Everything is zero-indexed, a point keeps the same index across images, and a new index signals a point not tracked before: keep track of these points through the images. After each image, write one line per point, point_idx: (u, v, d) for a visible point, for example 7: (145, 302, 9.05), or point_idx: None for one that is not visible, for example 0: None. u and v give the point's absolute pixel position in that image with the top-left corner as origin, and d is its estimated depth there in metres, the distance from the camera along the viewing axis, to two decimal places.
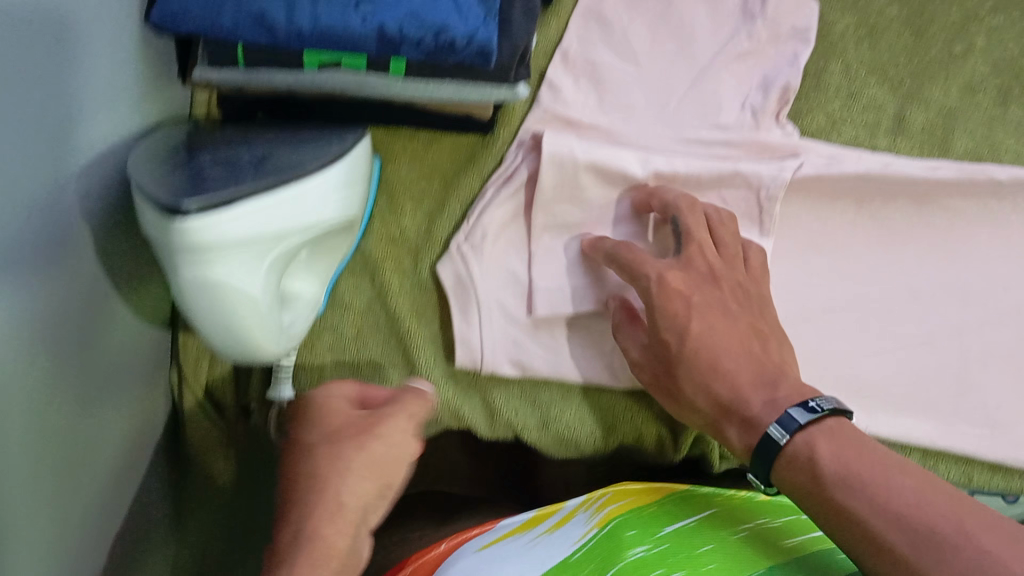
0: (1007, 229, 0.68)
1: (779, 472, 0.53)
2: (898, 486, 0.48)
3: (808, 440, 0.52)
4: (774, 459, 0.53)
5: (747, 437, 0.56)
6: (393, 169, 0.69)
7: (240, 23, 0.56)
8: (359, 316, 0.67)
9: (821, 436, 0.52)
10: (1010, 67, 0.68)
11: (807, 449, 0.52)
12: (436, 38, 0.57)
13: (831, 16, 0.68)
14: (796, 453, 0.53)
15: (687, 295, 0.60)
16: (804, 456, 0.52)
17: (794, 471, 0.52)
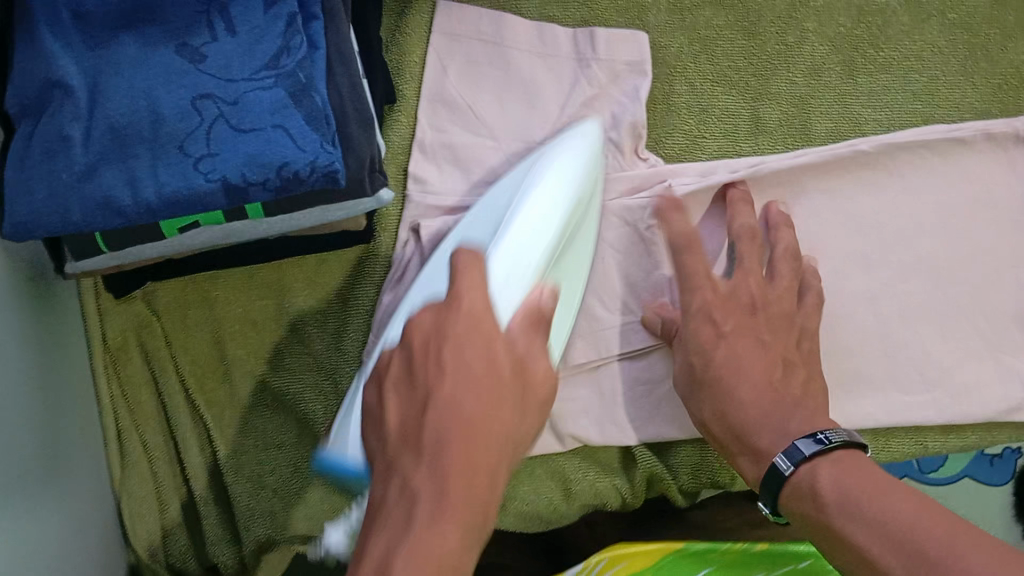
0: (896, 193, 0.67)
1: (787, 502, 0.54)
2: (883, 505, 0.48)
3: (811, 468, 0.53)
4: (781, 490, 0.54)
5: (758, 466, 0.57)
6: (290, 301, 0.70)
7: (89, 213, 0.54)
8: (294, 454, 0.70)
9: (825, 465, 0.53)
10: (847, 39, 0.69)
11: (810, 475, 0.53)
12: (281, 173, 0.56)
13: (663, 43, 0.69)
14: (801, 483, 0.53)
15: (718, 323, 0.61)
16: (808, 485, 0.53)
17: (799, 501, 0.53)
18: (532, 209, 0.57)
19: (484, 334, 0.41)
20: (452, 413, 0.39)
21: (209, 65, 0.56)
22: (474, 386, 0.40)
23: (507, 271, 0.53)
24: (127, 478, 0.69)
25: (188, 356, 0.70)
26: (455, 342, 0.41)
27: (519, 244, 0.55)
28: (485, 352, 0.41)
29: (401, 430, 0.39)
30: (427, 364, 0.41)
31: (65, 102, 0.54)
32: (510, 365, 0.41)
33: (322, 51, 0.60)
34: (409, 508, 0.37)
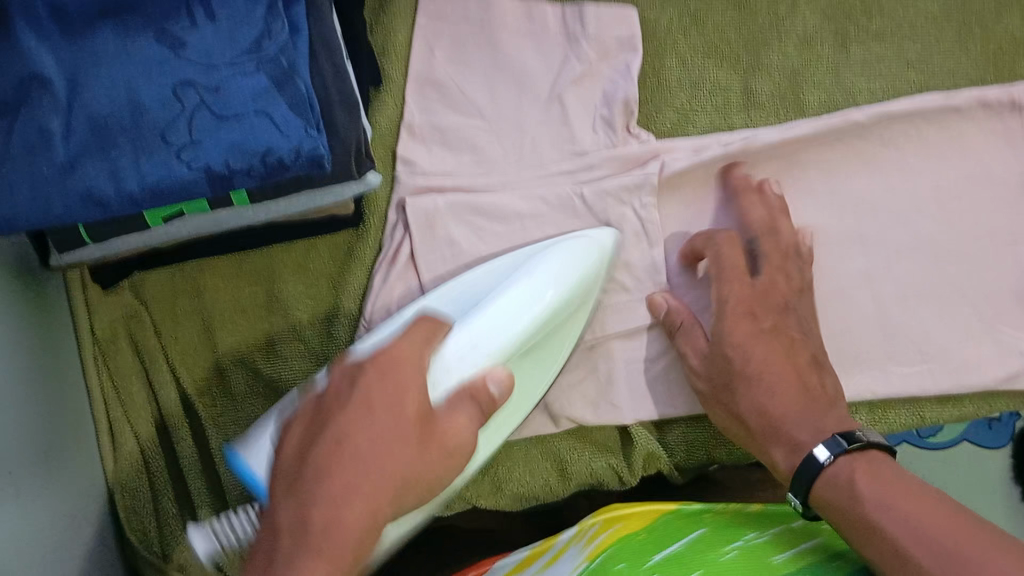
0: (891, 165, 0.66)
1: (818, 493, 0.53)
2: (917, 508, 0.48)
3: (851, 461, 0.53)
4: (812, 484, 0.54)
5: (791, 458, 0.56)
6: (279, 288, 0.69)
7: (72, 207, 0.52)
8: None
9: (864, 462, 0.52)
10: (838, 9, 0.68)
11: (848, 470, 0.52)
12: (265, 161, 0.54)
13: (652, 17, 0.68)
14: (835, 477, 0.53)
15: (757, 319, 0.60)
16: (846, 478, 0.52)
17: (833, 491, 0.52)
18: (513, 292, 0.55)
19: (389, 376, 0.45)
20: (340, 444, 0.42)
21: (189, 51, 0.54)
22: (377, 425, 0.43)
23: (466, 347, 0.51)
24: (120, 471, 0.68)
25: (178, 347, 0.69)
26: (376, 378, 0.45)
27: (485, 328, 0.52)
28: (388, 404, 0.44)
29: (296, 453, 0.44)
30: (367, 387, 0.45)
31: (44, 97, 0.51)
32: (417, 413, 0.44)
33: (305, 36, 0.58)
34: (289, 554, 0.40)
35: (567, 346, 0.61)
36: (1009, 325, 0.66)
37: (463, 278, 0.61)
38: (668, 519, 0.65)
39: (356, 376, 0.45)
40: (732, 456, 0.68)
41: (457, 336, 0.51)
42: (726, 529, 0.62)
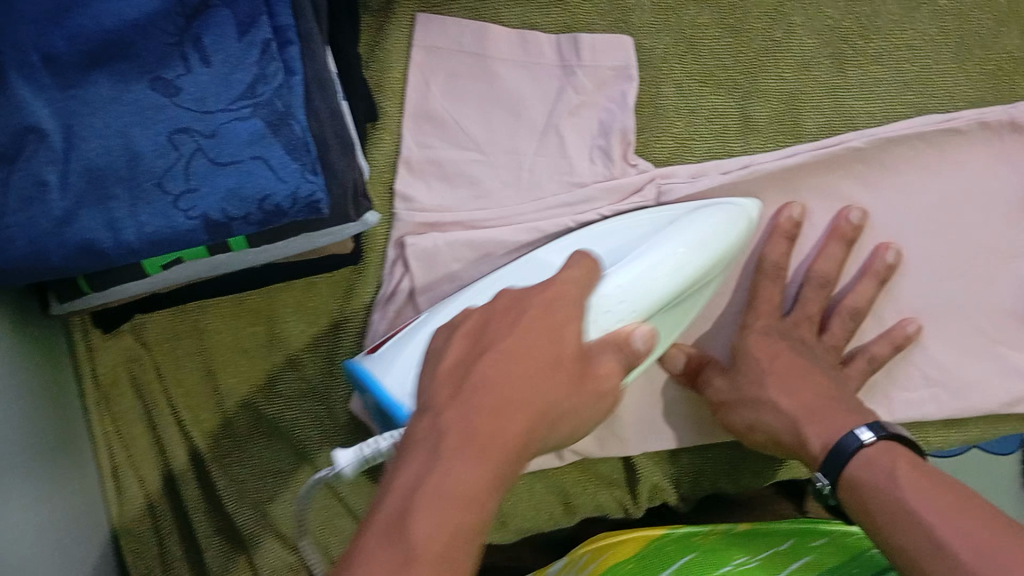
0: (892, 189, 0.65)
1: (853, 475, 0.53)
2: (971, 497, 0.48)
3: (887, 448, 0.53)
4: (841, 477, 0.54)
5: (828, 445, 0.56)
6: (281, 328, 0.69)
7: (70, 257, 0.52)
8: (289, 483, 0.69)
9: (899, 451, 0.52)
10: (835, 32, 0.67)
11: (886, 457, 0.52)
12: (262, 207, 0.53)
13: (649, 44, 0.67)
14: (872, 463, 0.52)
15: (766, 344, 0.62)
16: (883, 461, 0.52)
17: (869, 472, 0.52)
18: (646, 259, 0.55)
19: (554, 314, 0.43)
20: (479, 386, 0.39)
21: (185, 97, 0.53)
22: (532, 354, 0.41)
23: (612, 301, 0.52)
24: (126, 514, 0.68)
25: (180, 389, 0.69)
26: (526, 316, 0.42)
27: (631, 282, 0.53)
28: (544, 343, 0.41)
29: (448, 371, 0.41)
30: (497, 326, 0.42)
31: (40, 147, 0.50)
32: (573, 354, 0.42)
33: (300, 78, 0.55)
34: (437, 440, 0.37)
35: (700, 302, 0.61)
36: (1010, 347, 0.66)
37: (606, 225, 0.62)
38: (665, 547, 0.65)
39: (487, 318, 0.43)
40: (737, 484, 0.69)
41: (610, 280, 0.53)
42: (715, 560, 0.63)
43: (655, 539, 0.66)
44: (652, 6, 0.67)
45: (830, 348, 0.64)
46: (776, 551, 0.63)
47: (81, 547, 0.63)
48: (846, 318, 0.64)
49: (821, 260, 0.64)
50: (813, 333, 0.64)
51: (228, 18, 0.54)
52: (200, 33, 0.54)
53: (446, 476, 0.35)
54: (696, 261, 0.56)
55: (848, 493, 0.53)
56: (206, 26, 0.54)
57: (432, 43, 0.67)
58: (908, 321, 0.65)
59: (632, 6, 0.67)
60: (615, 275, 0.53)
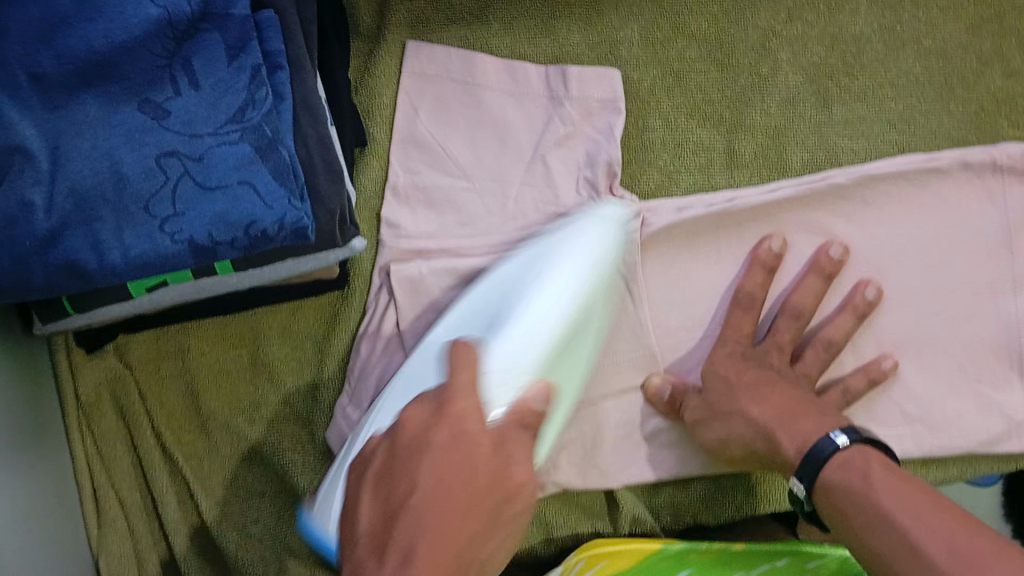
0: (871, 227, 0.66)
1: (827, 473, 0.55)
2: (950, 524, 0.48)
3: (860, 451, 0.55)
4: (817, 481, 0.56)
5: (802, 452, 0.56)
6: (265, 350, 0.69)
7: (54, 278, 0.52)
8: (269, 507, 0.69)
9: (872, 451, 0.55)
10: (821, 69, 0.68)
11: (860, 458, 0.54)
12: (248, 233, 0.54)
13: (636, 76, 0.68)
14: (846, 461, 0.55)
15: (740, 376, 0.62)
16: (859, 463, 0.54)
17: (846, 472, 0.54)
18: (542, 297, 0.55)
19: (467, 441, 0.40)
20: (409, 545, 0.37)
21: (174, 120, 0.53)
22: (443, 502, 0.38)
23: (509, 362, 0.49)
24: (105, 536, 0.67)
25: (163, 411, 0.69)
26: (431, 455, 0.39)
27: (522, 338, 0.51)
28: (464, 471, 0.39)
29: (371, 530, 0.39)
30: (401, 472, 0.40)
31: (25, 168, 0.50)
32: (488, 480, 0.40)
33: (288, 103, 0.57)
34: (380, 574, 0.37)
35: (604, 319, 0.60)
36: (989, 387, 0.66)
37: (493, 278, 0.60)
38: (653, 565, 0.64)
39: (388, 465, 0.41)
40: (719, 517, 0.69)
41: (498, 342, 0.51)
42: None
43: (647, 555, 0.64)
44: (639, 41, 0.68)
45: (803, 375, 0.64)
46: (773, 569, 0.62)
47: (60, 564, 0.62)
48: (820, 347, 0.64)
49: (799, 292, 0.65)
50: (784, 362, 0.64)
51: (217, 41, 0.55)
52: (190, 56, 0.54)
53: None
54: (574, 284, 0.56)
55: (820, 494, 0.55)
56: (196, 49, 0.54)
57: (422, 70, 0.68)
58: (884, 357, 0.65)
59: (620, 39, 0.68)
60: (496, 342, 0.51)
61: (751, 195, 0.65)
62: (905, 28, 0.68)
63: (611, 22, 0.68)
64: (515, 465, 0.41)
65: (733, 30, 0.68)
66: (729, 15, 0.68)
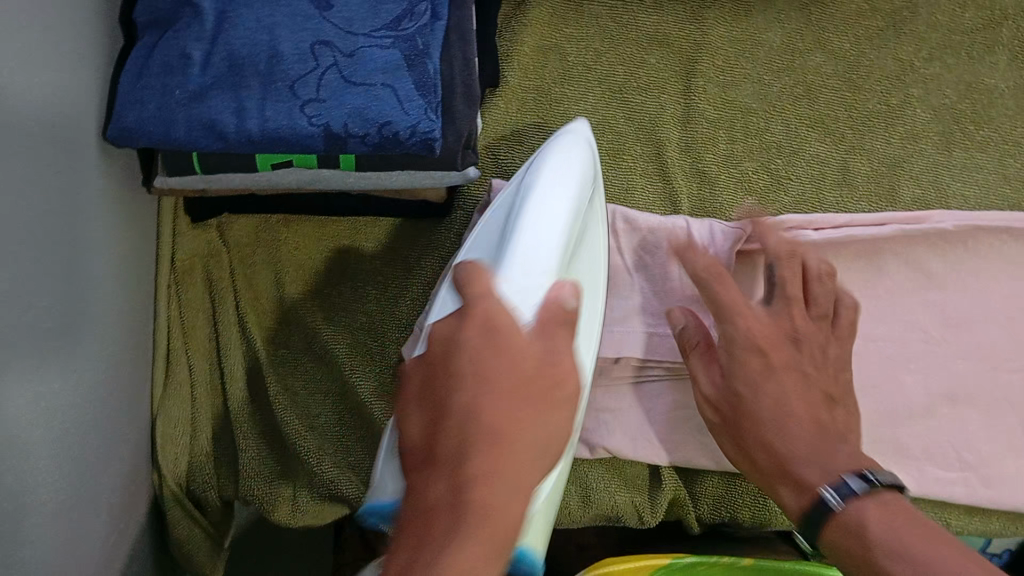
0: (966, 277, 0.68)
1: (829, 537, 0.52)
2: None
3: (878, 497, 0.51)
4: (826, 525, 0.52)
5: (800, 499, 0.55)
6: (354, 260, 0.72)
7: (193, 132, 0.57)
8: (332, 416, 0.70)
9: (874, 505, 0.51)
10: (951, 112, 0.69)
11: (856, 515, 0.51)
12: (381, 131, 0.58)
13: (767, 79, 0.70)
14: (846, 520, 0.51)
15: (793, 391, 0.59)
16: (856, 524, 0.51)
17: (843, 538, 0.51)
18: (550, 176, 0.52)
19: (498, 343, 0.41)
20: (472, 416, 0.39)
21: (335, 14, 0.59)
22: (494, 394, 0.39)
23: (528, 261, 0.47)
24: (167, 399, 0.70)
25: (249, 293, 0.71)
26: (468, 354, 0.41)
27: (531, 264, 0.47)
28: (505, 360, 0.40)
29: (420, 443, 0.41)
30: (442, 382, 0.41)
31: (193, 24, 0.58)
32: (530, 362, 0.41)
33: (443, 24, 0.61)
34: (424, 529, 0.36)
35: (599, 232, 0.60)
36: None
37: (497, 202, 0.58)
38: None
39: (429, 369, 0.43)
40: (755, 517, 0.69)
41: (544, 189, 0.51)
42: None
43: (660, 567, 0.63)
44: (779, 45, 0.70)
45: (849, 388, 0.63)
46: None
47: (122, 393, 0.65)
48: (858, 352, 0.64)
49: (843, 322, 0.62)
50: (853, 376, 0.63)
51: None
52: None
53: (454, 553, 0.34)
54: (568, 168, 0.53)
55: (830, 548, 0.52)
56: None
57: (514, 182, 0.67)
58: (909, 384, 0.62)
59: (763, 40, 0.70)
60: (506, 265, 0.46)
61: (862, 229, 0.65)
62: None
63: (755, 25, 0.70)
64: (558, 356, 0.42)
65: (872, 56, 0.70)
66: (872, 41, 0.70)
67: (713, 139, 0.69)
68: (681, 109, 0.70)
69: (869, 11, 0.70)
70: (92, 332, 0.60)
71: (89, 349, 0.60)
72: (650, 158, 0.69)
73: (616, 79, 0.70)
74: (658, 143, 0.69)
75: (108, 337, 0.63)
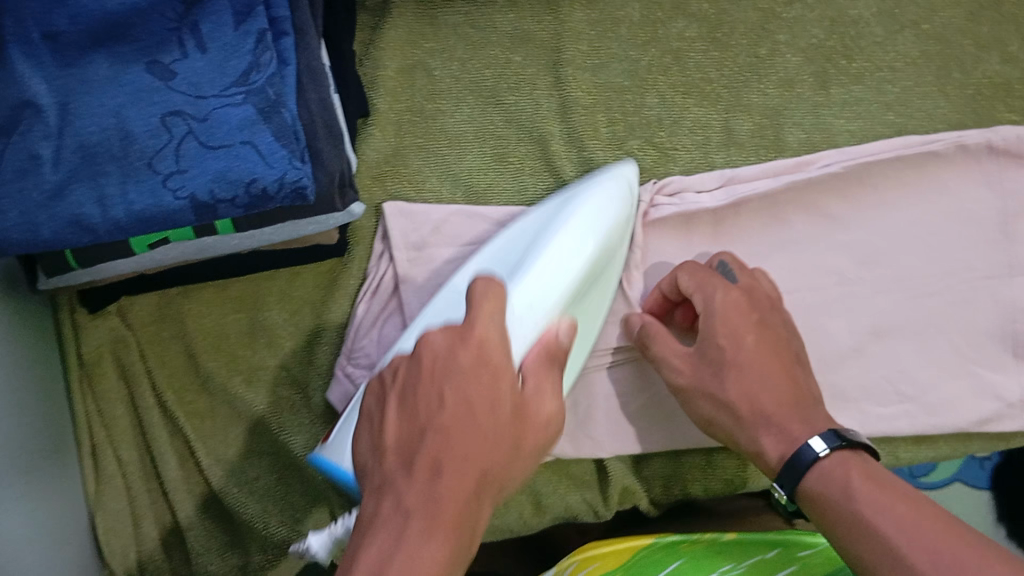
0: (869, 215, 0.67)
1: (806, 483, 0.52)
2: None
3: (854, 459, 0.51)
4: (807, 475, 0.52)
5: (783, 448, 0.54)
6: (264, 316, 0.69)
7: (59, 231, 0.55)
8: (271, 479, 0.70)
9: (855, 461, 0.51)
10: (820, 50, 0.70)
11: (842, 467, 0.51)
12: (250, 191, 0.56)
13: (634, 54, 0.69)
14: (830, 470, 0.51)
15: (740, 334, 0.58)
16: (838, 476, 0.51)
17: (824, 485, 0.51)
18: (554, 250, 0.56)
19: (491, 375, 0.42)
20: (450, 447, 0.40)
21: (178, 81, 0.56)
22: (477, 427, 0.41)
23: (524, 306, 0.53)
24: (102, 493, 0.69)
25: (164, 371, 0.69)
26: (455, 379, 0.41)
27: (538, 292, 0.54)
28: (488, 402, 0.41)
29: (396, 446, 0.41)
30: (426, 389, 0.42)
31: (36, 121, 0.54)
32: (511, 412, 0.42)
33: (292, 68, 0.59)
34: (402, 521, 0.38)
35: (605, 302, 0.62)
36: (983, 369, 0.67)
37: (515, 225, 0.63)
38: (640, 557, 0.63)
39: (408, 379, 0.43)
40: (708, 489, 0.69)
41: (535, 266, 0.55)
42: (704, 562, 0.60)
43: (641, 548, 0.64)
44: (639, 17, 0.70)
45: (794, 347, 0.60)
46: (763, 559, 0.60)
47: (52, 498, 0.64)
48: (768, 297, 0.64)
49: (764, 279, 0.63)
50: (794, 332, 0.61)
51: (225, 8, 0.57)
52: (196, 24, 0.57)
53: (414, 555, 0.37)
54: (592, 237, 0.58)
55: (808, 502, 0.52)
56: (202, 17, 0.57)
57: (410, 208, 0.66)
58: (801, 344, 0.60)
59: (621, 17, 0.70)
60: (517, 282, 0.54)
61: (752, 185, 0.66)
62: (904, 12, 0.71)
63: (613, 2, 0.70)
64: (538, 404, 0.44)
65: (732, 11, 0.70)
66: None
67: (594, 126, 0.68)
68: (555, 101, 0.69)
69: None
70: (10, 456, 0.58)
71: (11, 475, 0.58)
72: (535, 156, 0.69)
73: (485, 84, 0.69)
74: (540, 140, 0.69)
75: (25, 448, 0.61)
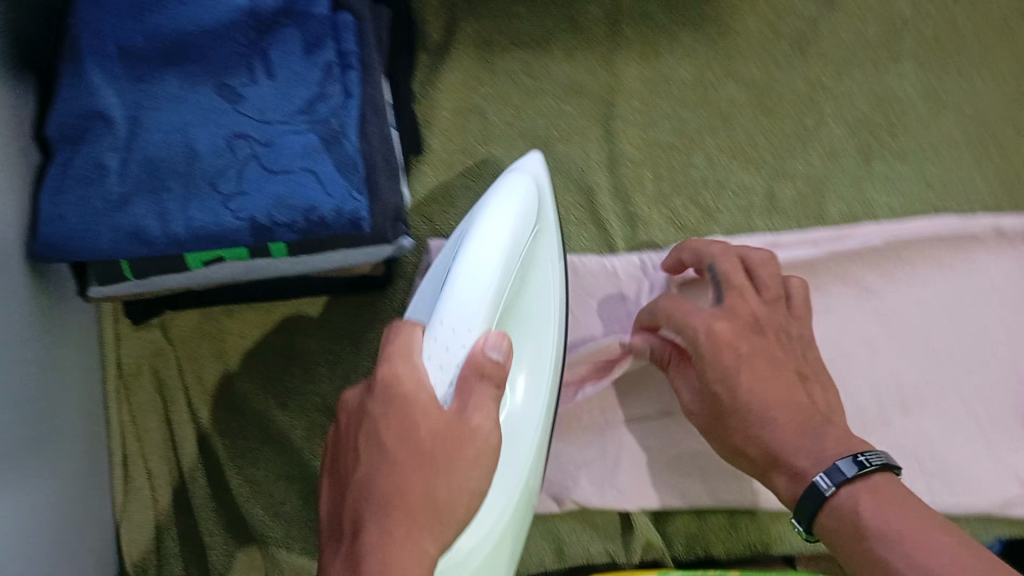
0: (904, 288, 0.68)
1: (822, 521, 0.49)
2: None
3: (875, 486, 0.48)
4: (819, 510, 0.49)
5: (793, 486, 0.51)
6: (301, 343, 0.72)
7: (117, 241, 0.56)
8: (300, 499, 0.69)
9: (868, 492, 0.47)
10: (865, 125, 0.72)
11: (853, 500, 0.48)
12: (308, 217, 0.57)
13: (684, 113, 0.71)
14: (841, 505, 0.48)
15: (736, 347, 0.55)
16: (851, 510, 0.48)
17: (837, 522, 0.48)
18: (471, 257, 0.46)
19: (396, 410, 0.42)
20: (364, 501, 0.41)
21: (246, 105, 0.58)
22: (391, 476, 0.41)
23: (455, 326, 0.44)
24: (128, 504, 0.69)
25: (200, 389, 0.71)
26: (366, 431, 0.42)
27: (469, 302, 0.44)
28: (399, 438, 0.41)
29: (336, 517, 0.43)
30: (350, 449, 0.43)
31: (105, 132, 0.56)
32: (429, 441, 0.41)
33: (356, 101, 0.59)
34: None
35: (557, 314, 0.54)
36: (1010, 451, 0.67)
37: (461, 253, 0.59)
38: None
39: (340, 444, 0.44)
40: (730, 552, 0.69)
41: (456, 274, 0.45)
42: None
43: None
44: (691, 79, 0.72)
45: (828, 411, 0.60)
46: None
47: (77, 503, 0.64)
48: None
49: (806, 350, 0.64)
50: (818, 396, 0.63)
51: (296, 37, 0.59)
52: (267, 52, 0.59)
53: None
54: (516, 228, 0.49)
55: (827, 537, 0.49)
56: (273, 45, 0.59)
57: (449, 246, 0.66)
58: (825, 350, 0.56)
59: (674, 78, 0.72)
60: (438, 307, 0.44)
61: (795, 251, 0.67)
62: (948, 95, 0.73)
63: (666, 62, 0.72)
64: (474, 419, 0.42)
65: (781, 80, 0.72)
66: (780, 65, 0.73)
67: (640, 181, 0.70)
68: (604, 153, 0.71)
69: (773, 35, 0.73)
70: (38, 452, 0.59)
71: (40, 472, 0.58)
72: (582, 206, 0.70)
73: (537, 132, 0.71)
74: (588, 190, 0.70)
75: (57, 449, 0.61)
